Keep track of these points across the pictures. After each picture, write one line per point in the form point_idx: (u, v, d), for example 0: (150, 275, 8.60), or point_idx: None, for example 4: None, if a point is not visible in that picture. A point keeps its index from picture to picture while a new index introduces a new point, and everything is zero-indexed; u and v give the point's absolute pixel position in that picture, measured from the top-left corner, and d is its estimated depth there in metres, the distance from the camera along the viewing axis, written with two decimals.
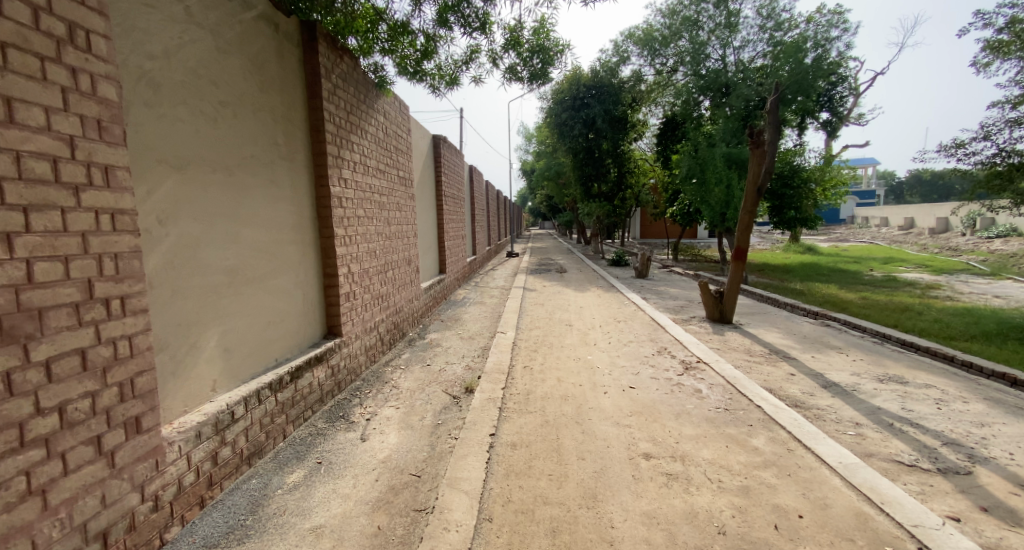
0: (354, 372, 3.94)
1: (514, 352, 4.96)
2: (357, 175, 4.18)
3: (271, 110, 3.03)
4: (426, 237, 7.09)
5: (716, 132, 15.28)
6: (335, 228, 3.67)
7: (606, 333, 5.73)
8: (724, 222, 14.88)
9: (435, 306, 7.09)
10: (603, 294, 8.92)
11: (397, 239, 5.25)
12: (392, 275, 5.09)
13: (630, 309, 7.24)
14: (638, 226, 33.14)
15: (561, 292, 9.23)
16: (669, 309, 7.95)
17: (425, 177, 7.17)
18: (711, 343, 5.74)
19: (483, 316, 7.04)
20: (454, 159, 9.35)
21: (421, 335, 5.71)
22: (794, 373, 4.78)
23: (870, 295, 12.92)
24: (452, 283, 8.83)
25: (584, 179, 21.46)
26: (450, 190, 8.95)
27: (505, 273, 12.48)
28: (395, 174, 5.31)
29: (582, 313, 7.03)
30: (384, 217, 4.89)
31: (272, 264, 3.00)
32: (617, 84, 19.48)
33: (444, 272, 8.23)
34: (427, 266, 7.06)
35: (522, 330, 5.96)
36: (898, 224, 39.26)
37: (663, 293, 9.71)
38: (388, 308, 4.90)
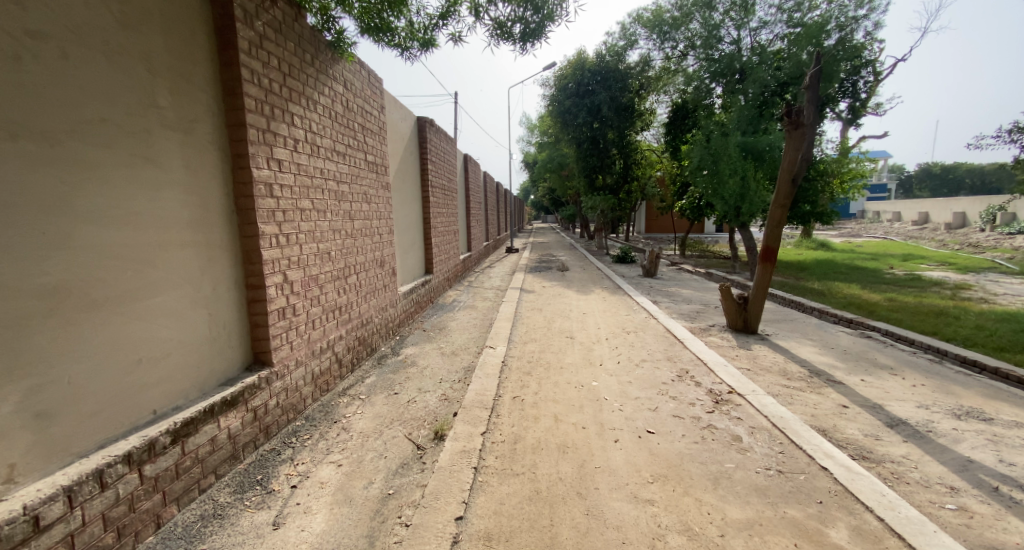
0: (291, 410, 3.06)
1: (503, 375, 4.08)
2: (300, 156, 3.26)
3: (147, 57, 2.13)
4: (408, 234, 6.19)
5: (730, 120, 14.27)
6: (261, 225, 2.77)
7: (613, 349, 4.83)
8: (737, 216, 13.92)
9: (417, 314, 6.20)
10: (609, 297, 8.01)
11: (361, 237, 4.35)
12: (355, 282, 4.19)
13: (641, 316, 6.35)
14: (644, 220, 32.11)
15: (562, 295, 8.32)
16: (684, 315, 7.04)
17: (406, 165, 6.26)
18: (738, 361, 4.84)
19: (472, 324, 6.16)
20: (445, 147, 8.45)
21: (394, 350, 4.83)
22: (847, 406, 3.88)
23: (897, 297, 11.93)
24: (441, 285, 7.93)
25: (588, 170, 20.53)
26: (440, 181, 8.05)
27: (502, 271, 11.58)
28: (361, 159, 4.39)
29: (585, 321, 6.13)
30: (344, 211, 3.97)
31: (149, 277, 2.13)
32: (624, 69, 18.40)
33: (431, 272, 7.35)
34: (408, 268, 6.16)
35: (515, 343, 5.08)
36: (912, 219, 37.98)
37: (675, 296, 8.79)
38: (348, 322, 4.02)
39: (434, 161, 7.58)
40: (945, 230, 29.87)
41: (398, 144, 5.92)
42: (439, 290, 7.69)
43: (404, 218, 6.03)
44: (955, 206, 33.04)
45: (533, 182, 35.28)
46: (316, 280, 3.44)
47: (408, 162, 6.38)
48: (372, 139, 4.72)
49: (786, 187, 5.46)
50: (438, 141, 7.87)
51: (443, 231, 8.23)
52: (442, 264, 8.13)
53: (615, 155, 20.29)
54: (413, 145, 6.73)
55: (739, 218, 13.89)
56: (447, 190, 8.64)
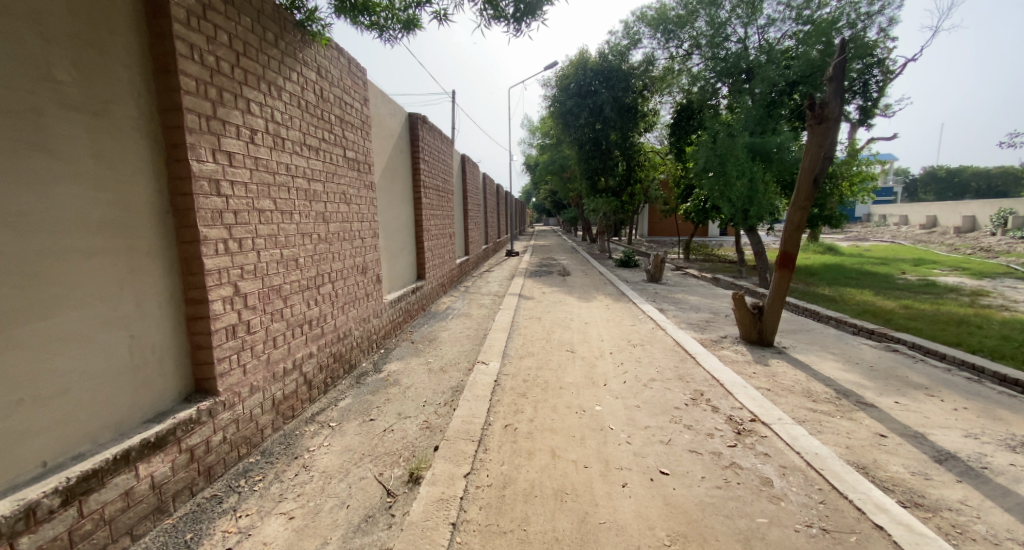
0: (242, 445, 2.62)
1: (494, 397, 3.63)
2: (258, 148, 2.82)
3: (40, 17, 1.69)
4: (396, 238, 5.76)
5: (737, 120, 13.82)
6: (203, 229, 2.33)
7: (618, 366, 4.38)
8: (745, 219, 13.46)
9: (405, 324, 5.75)
10: (613, 304, 7.55)
11: (338, 242, 3.91)
12: (330, 292, 3.75)
13: (647, 327, 5.89)
14: (647, 223, 31.66)
15: (563, 302, 7.87)
16: (693, 326, 6.57)
17: (394, 164, 5.83)
18: (757, 380, 4.37)
19: (465, 334, 5.71)
20: (440, 146, 8.02)
21: (377, 366, 4.39)
22: (885, 435, 3.42)
23: (912, 304, 11.45)
24: (434, 291, 7.48)
25: (590, 172, 20.10)
26: (434, 182, 7.61)
27: (501, 276, 11.12)
28: (337, 155, 3.95)
29: (588, 332, 5.67)
30: (315, 213, 3.54)
31: (43, 295, 1.69)
32: (627, 69, 17.98)
33: (424, 278, 6.91)
34: (396, 274, 5.73)
35: (510, 357, 4.64)
36: (919, 223, 37.39)
37: (682, 303, 8.32)
38: (319, 337, 3.57)
39: (427, 161, 7.15)
40: (955, 234, 29.31)
41: (385, 141, 5.49)
42: (431, 297, 7.24)
43: (391, 221, 5.60)
44: (965, 210, 32.43)
45: (535, 184, 34.88)
46: (278, 292, 3.00)
47: (397, 161, 5.95)
48: (352, 134, 4.28)
49: (807, 188, 5.01)
50: (432, 140, 7.44)
51: (437, 235, 7.79)
52: (436, 269, 7.69)
53: (617, 157, 19.86)
54: (404, 143, 6.30)
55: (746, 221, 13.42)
56: (442, 191, 8.21)
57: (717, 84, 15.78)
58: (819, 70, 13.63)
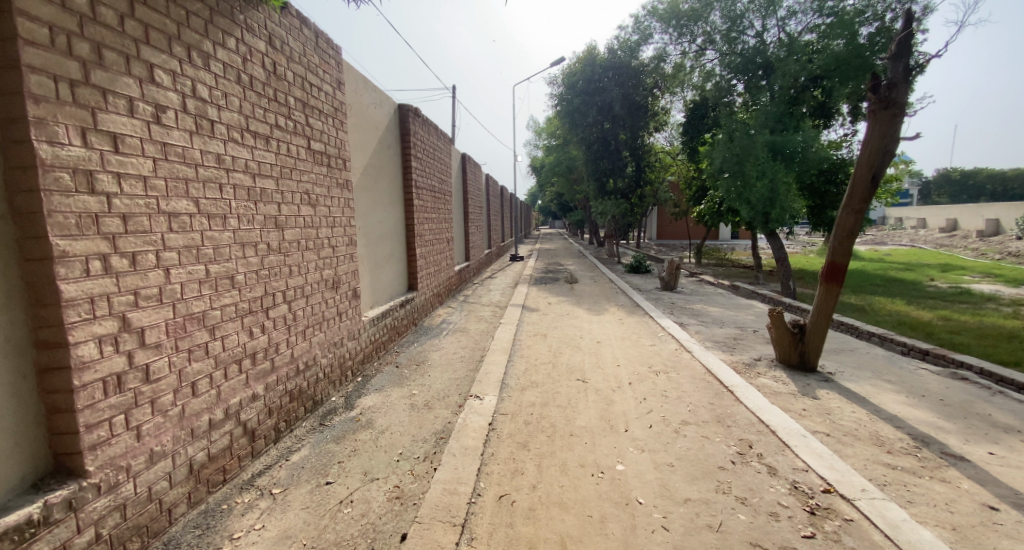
0: (133, 539, 1.90)
1: (488, 449, 2.88)
2: (168, 131, 2.11)
3: None
4: (380, 247, 5.05)
5: (756, 117, 13.00)
6: (60, 241, 1.62)
7: (640, 402, 3.61)
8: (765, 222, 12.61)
9: (391, 345, 5.03)
10: (627, 317, 6.78)
11: (296, 252, 3.18)
12: (284, 316, 3.02)
13: (669, 347, 5.12)
14: (655, 226, 30.81)
15: (571, 314, 7.11)
16: (720, 344, 5.78)
17: (378, 162, 5.11)
18: (811, 420, 3.59)
19: (460, 355, 4.98)
20: (437, 142, 7.31)
21: (349, 400, 3.66)
22: (995, 506, 2.62)
23: (950, 314, 10.54)
24: (428, 303, 6.77)
25: (598, 173, 19.31)
26: (429, 182, 6.88)
27: (504, 284, 10.37)
28: (297, 146, 3.22)
29: (601, 353, 4.91)
30: (262, 217, 2.81)
31: None
32: (637, 66, 17.21)
33: (415, 289, 6.17)
34: (380, 287, 5.01)
35: (509, 388, 3.90)
36: (938, 227, 36.16)
37: (703, 317, 7.53)
38: (268, 373, 2.85)
39: (420, 159, 6.42)
40: (977, 237, 28.17)
41: (367, 134, 4.78)
42: (425, 310, 6.51)
43: (373, 226, 4.89)
44: (986, 213, 31.22)
45: (540, 186, 34.15)
46: (200, 324, 2.28)
47: (382, 158, 5.23)
48: (319, 122, 3.55)
49: (863, 187, 4.23)
50: (427, 135, 6.71)
51: (432, 242, 7.09)
52: (431, 278, 6.96)
53: (626, 158, 19.08)
54: (392, 138, 5.59)
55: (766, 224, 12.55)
56: (438, 192, 7.47)
57: (732, 80, 14.96)
58: (844, 64, 12.75)
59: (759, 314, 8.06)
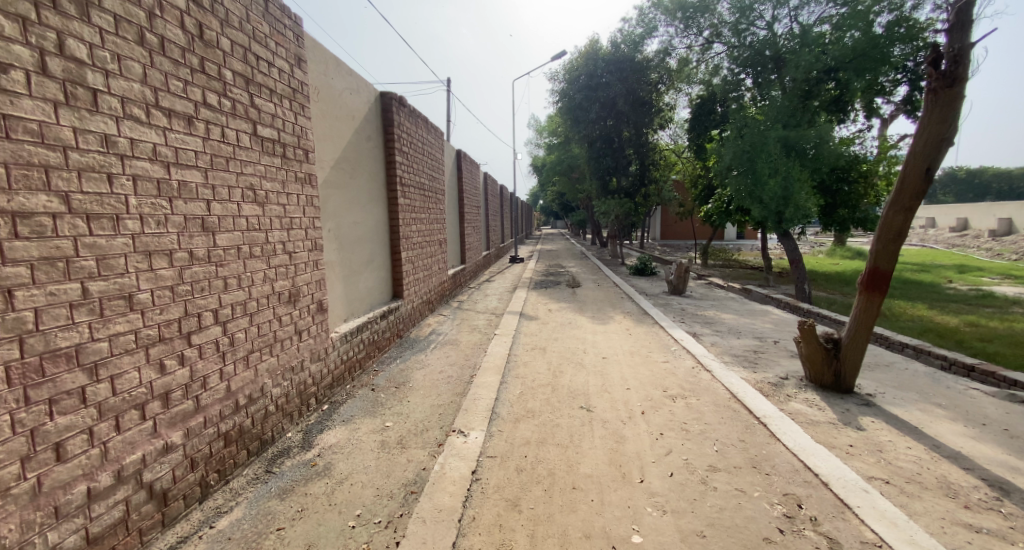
0: None
1: (468, 511, 2.28)
2: (11, 98, 1.51)
3: None
4: (355, 252, 4.46)
5: (768, 110, 12.34)
6: None
7: (656, 439, 3.01)
8: (779, 222, 11.95)
9: (368, 362, 4.43)
10: (635, 327, 6.16)
11: (233, 261, 2.59)
12: (214, 341, 2.42)
13: (684, 365, 4.50)
14: (659, 226, 30.19)
15: (573, 322, 6.50)
16: (740, 359, 5.17)
17: (353, 155, 4.49)
18: (863, 461, 2.97)
19: (447, 373, 4.38)
20: (427, 136, 6.69)
21: (309, 436, 3.07)
22: None
23: (978, 319, 9.89)
24: (416, 311, 6.17)
25: (601, 172, 18.67)
26: (416, 179, 6.25)
27: (502, 289, 9.78)
28: (236, 131, 2.63)
29: (608, 372, 4.31)
30: (180, 218, 2.21)
31: None
32: (641, 60, 16.59)
33: (400, 297, 5.59)
34: (355, 297, 4.41)
35: (499, 420, 3.29)
36: (948, 226, 35.32)
37: (717, 325, 6.91)
38: (189, 416, 2.25)
39: (406, 154, 5.81)
40: (991, 236, 27.38)
41: (338, 122, 4.18)
42: (412, 320, 5.92)
43: (346, 229, 4.29)
44: (999, 212, 30.39)
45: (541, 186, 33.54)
46: (72, 363, 1.69)
47: (358, 151, 4.62)
48: (270, 103, 2.95)
49: (914, 181, 3.61)
50: (414, 127, 6.10)
51: (421, 245, 6.49)
52: (419, 284, 6.36)
53: (630, 155, 18.46)
54: (372, 128, 4.97)
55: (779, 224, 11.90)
56: (429, 190, 6.85)
57: (741, 74, 14.31)
58: (860, 55, 12.06)
59: (778, 322, 7.44)
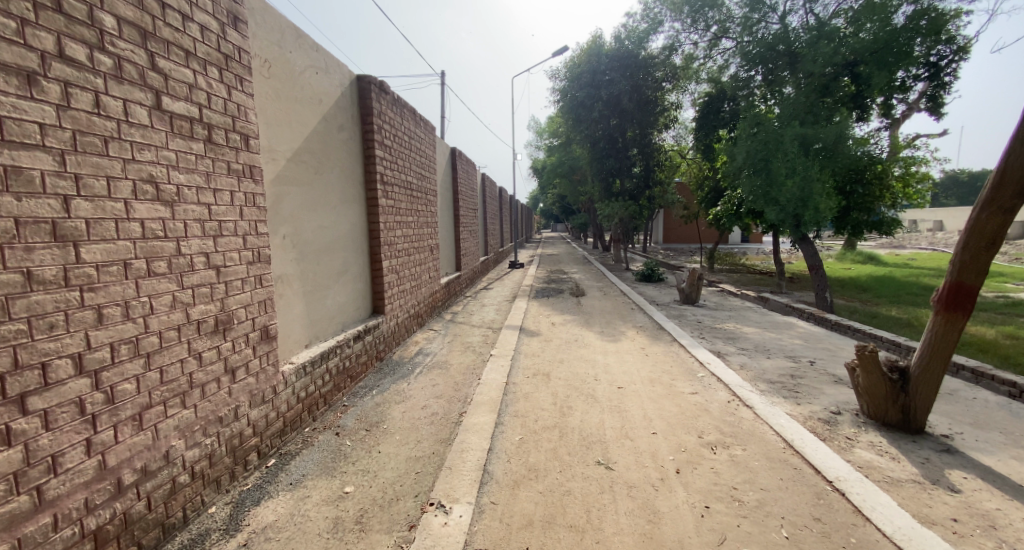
0: None
1: None
2: None
3: None
4: (320, 263, 3.70)
5: (783, 107, 11.59)
6: None
7: (702, 518, 2.24)
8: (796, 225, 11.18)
9: (336, 396, 3.67)
10: (651, 345, 5.39)
11: (114, 285, 1.82)
12: (74, 402, 1.66)
13: (717, 399, 3.73)
14: (662, 229, 29.46)
15: (580, 338, 5.75)
16: (777, 387, 4.40)
17: (319, 146, 3.75)
18: (982, 548, 2.20)
19: (431, 409, 3.61)
20: (415, 130, 5.96)
21: (240, 511, 2.30)
22: None
23: (1017, 330, 9.11)
24: (402, 328, 5.41)
25: (604, 173, 17.95)
26: (403, 177, 5.50)
27: (500, 298, 9.01)
28: (123, 101, 1.87)
29: (626, 408, 3.55)
30: (7, 223, 1.46)
31: None
32: (646, 56, 15.88)
33: (381, 312, 4.85)
34: (319, 317, 3.66)
35: (492, 485, 2.52)
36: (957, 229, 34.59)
37: (741, 342, 6.14)
38: (20, 522, 1.49)
39: (390, 148, 5.07)
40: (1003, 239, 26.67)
41: (298, 106, 3.43)
42: (396, 338, 5.16)
43: (308, 235, 3.53)
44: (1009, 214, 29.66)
45: (541, 188, 32.82)
46: None
47: (326, 141, 3.87)
48: (186, 69, 2.20)
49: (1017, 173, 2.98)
50: (399, 118, 5.37)
51: (409, 252, 5.75)
52: (406, 297, 5.61)
53: (635, 156, 17.73)
54: (345, 116, 4.22)
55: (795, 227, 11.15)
56: (418, 191, 6.10)
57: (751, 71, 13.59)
58: (881, 48, 11.28)
59: (807, 337, 6.67)
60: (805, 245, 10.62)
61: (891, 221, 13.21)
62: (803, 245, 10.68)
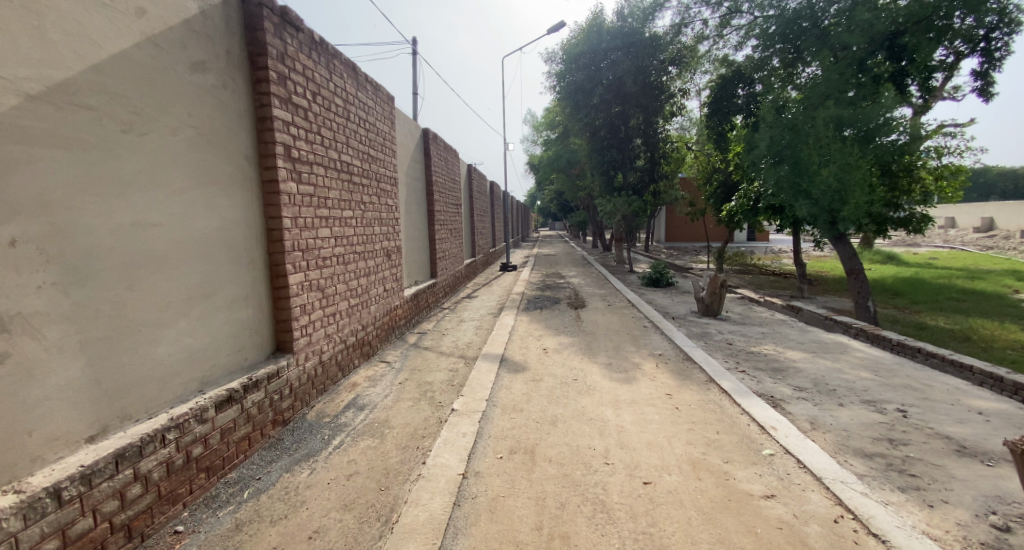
0: None
1: None
2: None
3: None
4: (138, 286, 2.15)
5: (813, 85, 9.99)
6: None
7: None
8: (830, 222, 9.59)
9: (160, 516, 2.12)
10: (679, 389, 3.83)
11: None
12: None
13: (815, 514, 2.20)
14: (665, 227, 27.98)
15: (579, 376, 4.19)
16: (886, 470, 2.86)
17: (136, 86, 2.18)
18: None
19: (321, 543, 2.05)
20: (355, 97, 4.42)
21: None
22: None
23: None
24: (333, 368, 3.86)
25: (604, 166, 16.38)
26: (335, 157, 3.96)
27: (483, 312, 7.47)
28: None
29: (663, 544, 1.99)
30: None
31: None
32: (651, 36, 14.35)
33: (290, 351, 3.29)
34: (132, 381, 2.11)
35: None
36: (971, 226, 33.13)
37: (794, 377, 4.62)
38: None
39: (308, 112, 3.54)
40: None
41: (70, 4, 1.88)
42: (318, 384, 3.61)
43: (101, 238, 1.98)
44: None
45: (538, 184, 31.33)
46: None
47: (158, 80, 2.30)
48: None
49: None
50: (326, 74, 3.84)
51: (348, 259, 4.20)
52: (342, 322, 4.05)
53: (638, 147, 16.23)
54: (209, 48, 2.65)
55: (830, 223, 9.45)
56: (363, 177, 4.56)
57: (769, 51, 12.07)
58: (927, 16, 9.66)
59: (873, 366, 5.12)
60: (841, 243, 9.00)
61: (922, 217, 11.48)
62: (839, 245, 9.06)
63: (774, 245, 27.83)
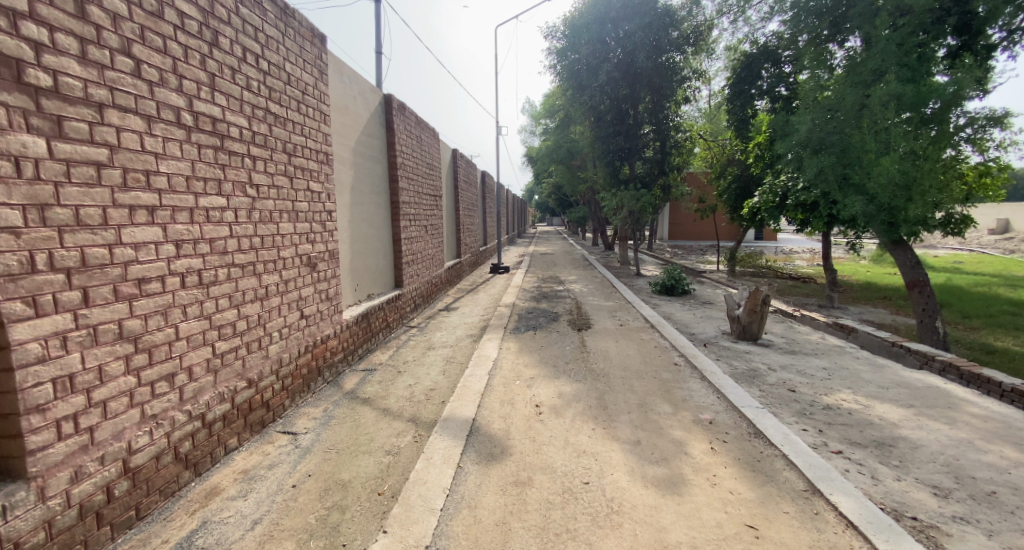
0: None
1: None
2: None
3: None
4: None
5: (857, 61, 8.17)
6: None
7: None
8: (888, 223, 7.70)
9: None
10: (767, 520, 2.18)
11: None
12: None
13: None
14: (669, 223, 26.45)
15: (590, 476, 2.54)
16: None
17: None
18: None
19: None
20: (235, 13, 2.70)
21: None
22: None
23: None
24: (162, 472, 2.21)
25: (609, 156, 14.88)
26: (172, 102, 2.27)
27: (461, 332, 5.84)
28: None
29: None
30: None
31: None
32: (665, 8, 12.74)
33: (27, 474, 1.63)
34: None
35: None
36: (987, 227, 31.71)
37: (920, 464, 3.00)
38: None
39: (87, 4, 1.83)
40: None
41: None
42: (115, 517, 1.96)
43: None
44: None
45: (537, 178, 29.78)
46: None
47: None
48: None
49: None
50: None
51: (211, 278, 2.52)
52: (193, 384, 2.40)
53: (648, 135, 14.66)
54: None
55: (886, 225, 7.60)
56: (251, 146, 2.87)
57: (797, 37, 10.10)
58: None
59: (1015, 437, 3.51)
60: (898, 249, 7.42)
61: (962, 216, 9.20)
62: (898, 250, 7.48)
63: (783, 245, 26.27)
